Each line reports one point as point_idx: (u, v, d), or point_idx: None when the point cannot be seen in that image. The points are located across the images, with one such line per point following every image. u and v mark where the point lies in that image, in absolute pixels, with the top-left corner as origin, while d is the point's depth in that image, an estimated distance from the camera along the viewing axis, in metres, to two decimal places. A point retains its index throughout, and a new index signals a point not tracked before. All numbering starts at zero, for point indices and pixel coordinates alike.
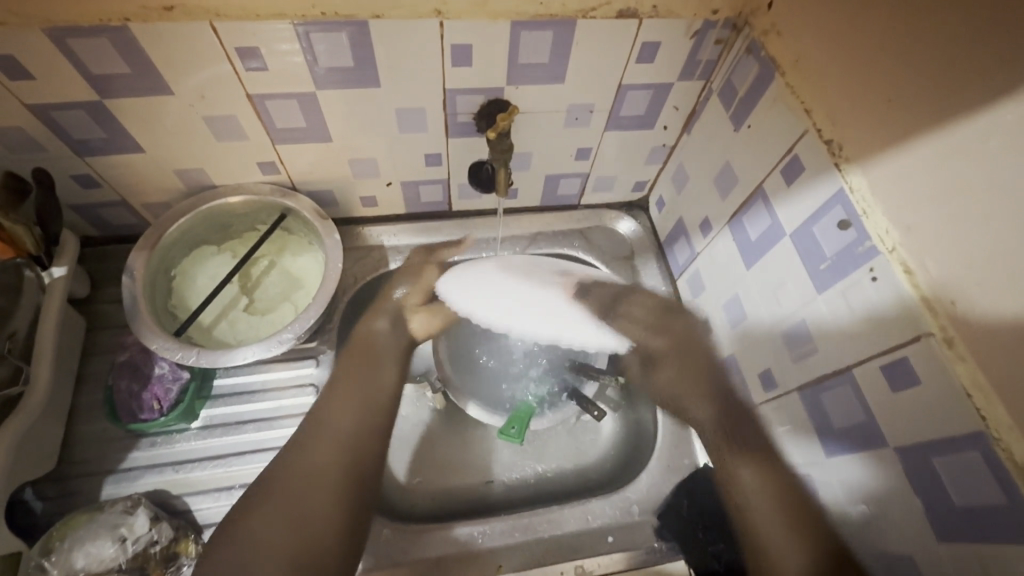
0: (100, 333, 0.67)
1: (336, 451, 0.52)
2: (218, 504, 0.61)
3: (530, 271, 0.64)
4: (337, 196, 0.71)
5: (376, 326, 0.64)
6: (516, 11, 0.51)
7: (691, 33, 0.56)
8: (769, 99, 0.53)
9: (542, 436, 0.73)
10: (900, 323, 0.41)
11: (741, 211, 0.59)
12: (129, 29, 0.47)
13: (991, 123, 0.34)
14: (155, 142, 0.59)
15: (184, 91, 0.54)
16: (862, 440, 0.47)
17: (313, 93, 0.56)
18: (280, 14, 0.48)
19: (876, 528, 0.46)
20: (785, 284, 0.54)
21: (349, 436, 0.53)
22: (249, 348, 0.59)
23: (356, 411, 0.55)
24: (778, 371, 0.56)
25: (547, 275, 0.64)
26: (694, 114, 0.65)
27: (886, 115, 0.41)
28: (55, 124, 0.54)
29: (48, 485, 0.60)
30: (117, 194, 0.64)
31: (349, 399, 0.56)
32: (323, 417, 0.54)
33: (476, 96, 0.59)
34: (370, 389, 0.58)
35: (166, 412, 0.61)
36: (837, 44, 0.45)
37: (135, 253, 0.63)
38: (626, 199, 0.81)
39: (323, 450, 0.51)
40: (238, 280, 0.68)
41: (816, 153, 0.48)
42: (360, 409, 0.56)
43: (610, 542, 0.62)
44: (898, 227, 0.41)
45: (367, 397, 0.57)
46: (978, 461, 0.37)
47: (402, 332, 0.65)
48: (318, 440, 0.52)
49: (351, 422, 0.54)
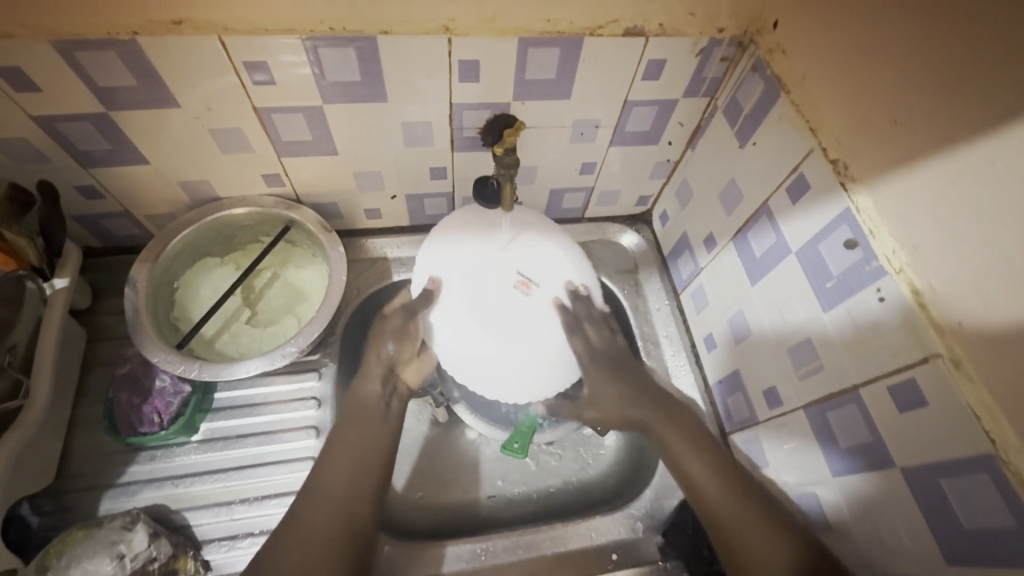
0: (101, 344, 0.67)
1: (331, 515, 0.52)
2: (218, 519, 0.61)
3: (493, 301, 0.57)
4: (341, 208, 0.70)
5: (366, 386, 0.61)
6: (523, 28, 0.51)
7: (697, 51, 0.56)
8: (775, 118, 0.53)
9: (544, 451, 0.73)
10: (908, 344, 0.41)
11: (745, 227, 0.60)
12: (138, 42, 0.47)
13: (999, 145, 0.35)
14: (159, 154, 0.58)
15: (190, 104, 0.54)
16: (868, 460, 0.47)
17: (320, 107, 0.56)
18: (289, 29, 0.48)
19: (883, 549, 0.46)
20: (790, 302, 0.54)
21: (344, 491, 0.54)
22: (251, 362, 0.59)
23: (349, 473, 0.55)
24: (783, 388, 0.56)
25: (511, 295, 0.58)
26: (699, 130, 0.66)
27: (893, 136, 0.41)
28: (60, 135, 0.54)
29: (46, 499, 0.59)
30: (121, 205, 0.64)
31: (347, 447, 0.56)
32: (317, 478, 0.54)
33: (482, 112, 0.59)
34: (364, 442, 0.57)
35: (167, 425, 0.60)
36: (843, 65, 0.45)
37: (138, 264, 0.62)
38: (629, 213, 0.81)
39: (318, 517, 0.52)
40: (240, 292, 0.68)
41: (822, 172, 0.48)
42: (354, 466, 0.55)
43: (613, 560, 0.61)
44: (904, 247, 0.41)
45: (361, 452, 0.56)
46: (987, 484, 0.37)
47: (395, 386, 0.62)
48: (315, 504, 0.52)
49: (346, 480, 0.54)
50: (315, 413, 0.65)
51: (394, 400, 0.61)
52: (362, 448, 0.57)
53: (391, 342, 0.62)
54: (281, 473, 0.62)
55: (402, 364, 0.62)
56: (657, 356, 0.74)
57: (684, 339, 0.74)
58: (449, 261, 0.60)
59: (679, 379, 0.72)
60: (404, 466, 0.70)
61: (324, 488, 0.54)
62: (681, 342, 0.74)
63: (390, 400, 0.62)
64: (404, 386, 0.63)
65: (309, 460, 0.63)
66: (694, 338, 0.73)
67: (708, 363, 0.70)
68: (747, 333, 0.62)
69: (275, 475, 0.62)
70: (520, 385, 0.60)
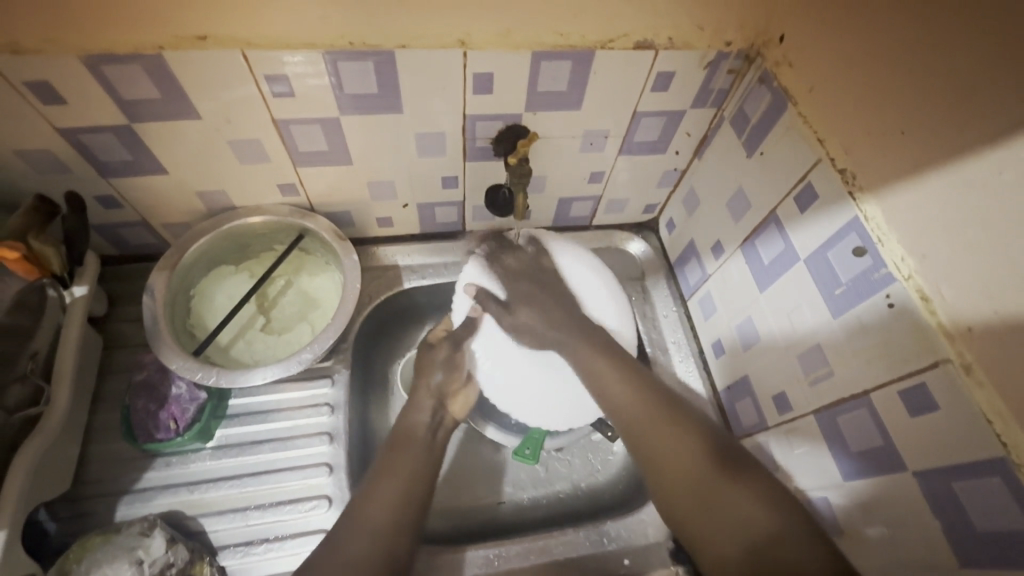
0: (117, 351, 0.68)
1: (371, 542, 0.52)
2: (232, 525, 0.61)
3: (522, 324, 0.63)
4: (353, 217, 0.72)
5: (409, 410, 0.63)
6: (537, 42, 0.53)
7: (705, 64, 0.58)
8: (782, 128, 0.54)
9: (553, 456, 0.73)
10: (919, 349, 0.42)
11: (753, 235, 0.61)
12: (163, 57, 0.49)
13: (1005, 156, 0.36)
14: (178, 165, 0.60)
15: (210, 116, 0.55)
16: (879, 464, 0.48)
17: (337, 118, 0.57)
18: (310, 44, 0.50)
19: (895, 553, 0.46)
20: (800, 308, 0.55)
21: (388, 504, 0.54)
22: (267, 369, 0.60)
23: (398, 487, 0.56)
24: (793, 393, 0.57)
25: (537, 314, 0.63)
26: (706, 140, 0.67)
27: (900, 146, 0.43)
28: (83, 147, 0.56)
29: (63, 505, 0.60)
30: (138, 214, 0.65)
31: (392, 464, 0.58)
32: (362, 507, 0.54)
33: (495, 123, 0.61)
34: (410, 460, 0.59)
35: (183, 431, 0.61)
36: (850, 78, 0.46)
37: (155, 273, 0.63)
38: (636, 220, 0.82)
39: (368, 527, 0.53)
40: (255, 300, 0.69)
41: (830, 181, 0.49)
42: (398, 497, 0.55)
43: (625, 564, 0.62)
44: (913, 255, 0.42)
45: (409, 481, 0.57)
46: (1000, 487, 0.37)
47: (443, 417, 0.64)
48: (351, 532, 0.52)
49: (389, 508, 0.54)
50: (328, 419, 0.66)
51: (440, 430, 0.63)
52: (406, 477, 0.57)
53: (439, 374, 0.65)
54: (295, 479, 0.63)
55: (451, 397, 0.65)
56: (666, 362, 0.75)
57: (692, 345, 0.75)
58: (492, 287, 0.65)
59: (688, 385, 0.72)
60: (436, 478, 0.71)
61: (365, 516, 0.53)
62: (690, 349, 0.75)
63: (403, 405, 0.63)
64: (451, 419, 0.65)
65: (323, 466, 0.64)
66: (702, 345, 0.74)
67: (716, 369, 0.71)
68: (756, 339, 0.62)
69: (289, 480, 0.63)
70: (549, 409, 0.65)
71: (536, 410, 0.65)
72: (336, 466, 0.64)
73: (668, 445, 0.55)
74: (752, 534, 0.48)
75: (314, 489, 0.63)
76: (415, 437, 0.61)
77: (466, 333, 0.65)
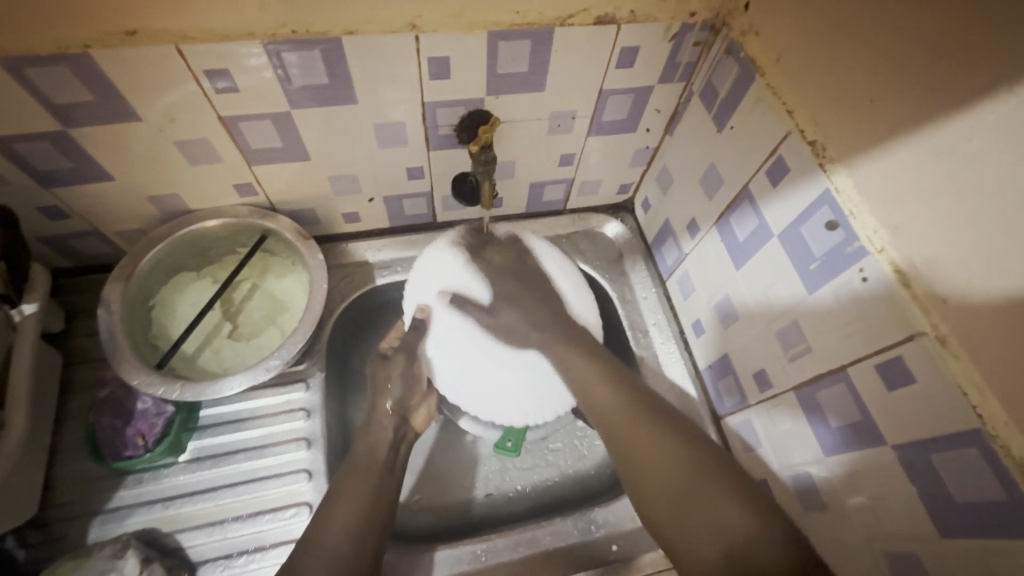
0: (80, 366, 0.66)
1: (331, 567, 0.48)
2: (211, 540, 0.59)
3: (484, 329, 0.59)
4: (318, 214, 0.69)
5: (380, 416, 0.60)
6: (492, 22, 0.50)
7: (670, 37, 0.55)
8: (750, 101, 0.53)
9: (540, 445, 0.72)
10: (894, 323, 0.41)
11: (727, 212, 0.59)
12: (91, 55, 0.45)
13: (972, 123, 0.35)
14: (125, 170, 0.57)
15: (154, 117, 0.52)
16: (860, 437, 0.47)
17: (288, 112, 0.54)
18: (249, 34, 0.47)
19: (878, 525, 0.46)
20: (775, 284, 0.54)
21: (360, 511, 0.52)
22: (235, 378, 0.58)
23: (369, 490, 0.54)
24: (774, 370, 0.56)
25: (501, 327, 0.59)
26: (676, 116, 0.65)
27: (871, 116, 0.41)
28: (18, 156, 0.52)
29: (32, 531, 0.58)
30: (89, 223, 0.62)
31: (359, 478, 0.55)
32: None
33: (456, 108, 0.58)
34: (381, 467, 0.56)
35: (152, 447, 0.59)
36: (818, 45, 0.45)
37: (110, 284, 0.60)
38: (611, 202, 0.80)
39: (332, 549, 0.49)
40: (220, 307, 0.66)
41: (801, 154, 0.48)
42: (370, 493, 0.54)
43: (613, 550, 0.61)
44: (886, 227, 0.41)
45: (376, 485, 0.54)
46: (977, 457, 0.37)
47: (406, 432, 0.63)
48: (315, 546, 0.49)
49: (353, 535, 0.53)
50: (305, 424, 0.64)
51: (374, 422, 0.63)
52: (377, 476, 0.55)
53: (398, 389, 0.63)
54: (272, 487, 0.61)
55: (413, 410, 0.64)
56: (647, 344, 0.74)
57: (673, 326, 0.74)
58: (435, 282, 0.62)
59: (670, 366, 0.72)
60: (413, 470, 0.70)
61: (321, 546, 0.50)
62: (670, 329, 0.74)
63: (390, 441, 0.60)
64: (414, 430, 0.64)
65: (301, 472, 0.62)
66: (683, 325, 0.73)
67: (698, 348, 0.71)
68: (734, 317, 0.62)
69: (266, 490, 0.61)
70: (522, 405, 0.63)
71: (507, 409, 0.63)
72: (316, 471, 0.62)
73: (647, 449, 0.51)
74: (727, 532, 0.44)
75: (293, 496, 0.61)
76: (391, 448, 0.60)
77: (416, 337, 0.63)
